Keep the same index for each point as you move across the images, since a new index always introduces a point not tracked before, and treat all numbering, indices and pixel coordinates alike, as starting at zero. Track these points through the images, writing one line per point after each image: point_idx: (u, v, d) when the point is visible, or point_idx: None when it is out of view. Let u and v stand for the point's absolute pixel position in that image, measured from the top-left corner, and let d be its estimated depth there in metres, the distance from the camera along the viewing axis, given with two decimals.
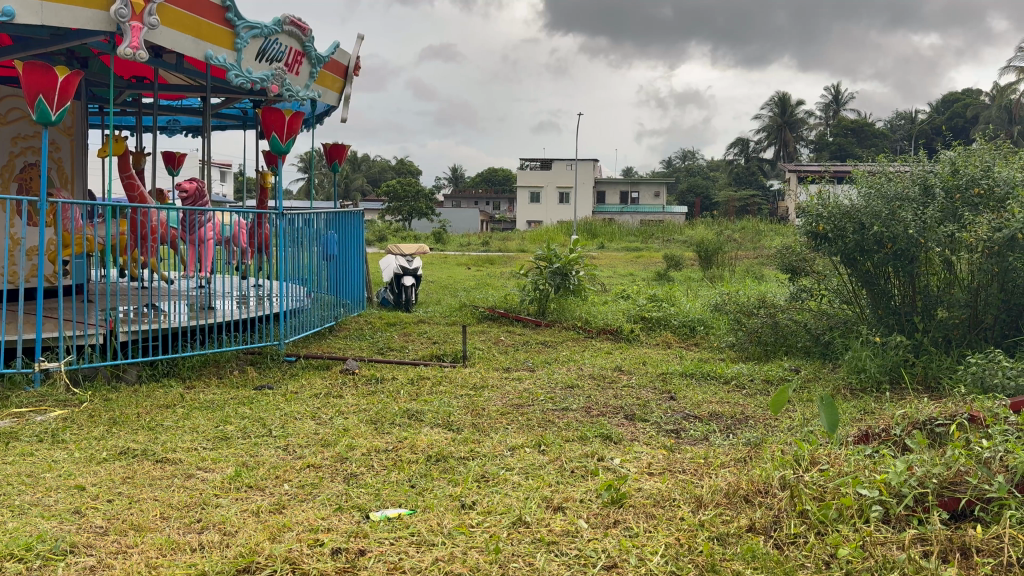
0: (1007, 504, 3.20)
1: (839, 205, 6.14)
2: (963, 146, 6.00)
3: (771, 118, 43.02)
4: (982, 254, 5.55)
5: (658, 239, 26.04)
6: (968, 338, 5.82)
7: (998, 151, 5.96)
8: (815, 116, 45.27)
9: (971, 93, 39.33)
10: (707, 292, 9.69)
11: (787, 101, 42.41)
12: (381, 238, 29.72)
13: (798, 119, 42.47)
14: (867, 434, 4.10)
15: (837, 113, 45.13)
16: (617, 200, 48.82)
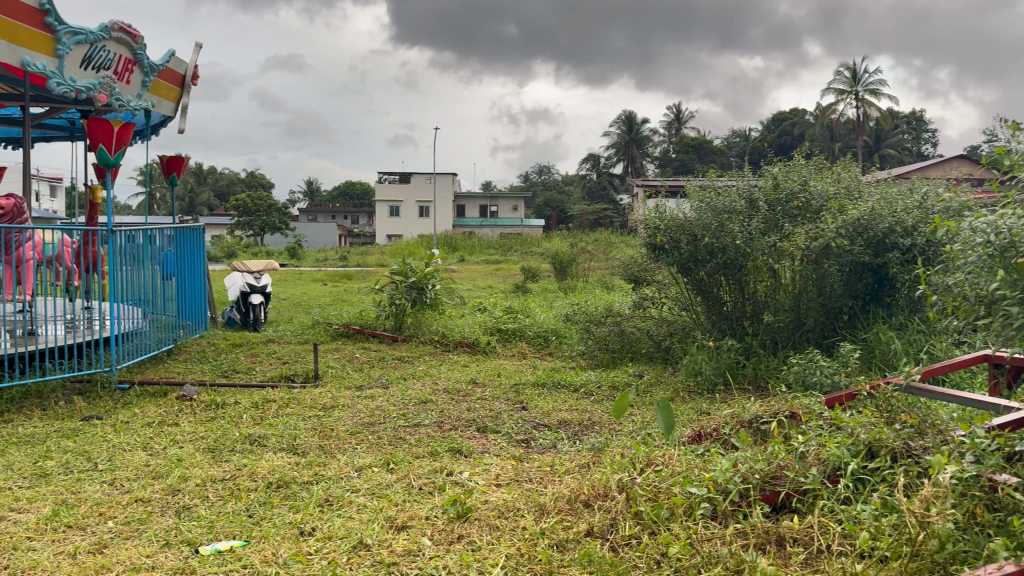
0: (820, 494, 3.44)
1: (675, 218, 6.41)
2: (783, 162, 6.44)
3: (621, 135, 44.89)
4: (802, 261, 5.99)
5: (516, 252, 26.49)
6: (792, 340, 6.23)
7: (814, 166, 6.45)
8: (663, 133, 47.67)
9: (798, 112, 42.61)
10: (562, 303, 9.97)
11: (634, 118, 44.43)
12: (232, 255, 28.46)
13: (646, 136, 44.60)
14: (700, 434, 4.30)
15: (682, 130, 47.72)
16: (480, 214, 49.33)
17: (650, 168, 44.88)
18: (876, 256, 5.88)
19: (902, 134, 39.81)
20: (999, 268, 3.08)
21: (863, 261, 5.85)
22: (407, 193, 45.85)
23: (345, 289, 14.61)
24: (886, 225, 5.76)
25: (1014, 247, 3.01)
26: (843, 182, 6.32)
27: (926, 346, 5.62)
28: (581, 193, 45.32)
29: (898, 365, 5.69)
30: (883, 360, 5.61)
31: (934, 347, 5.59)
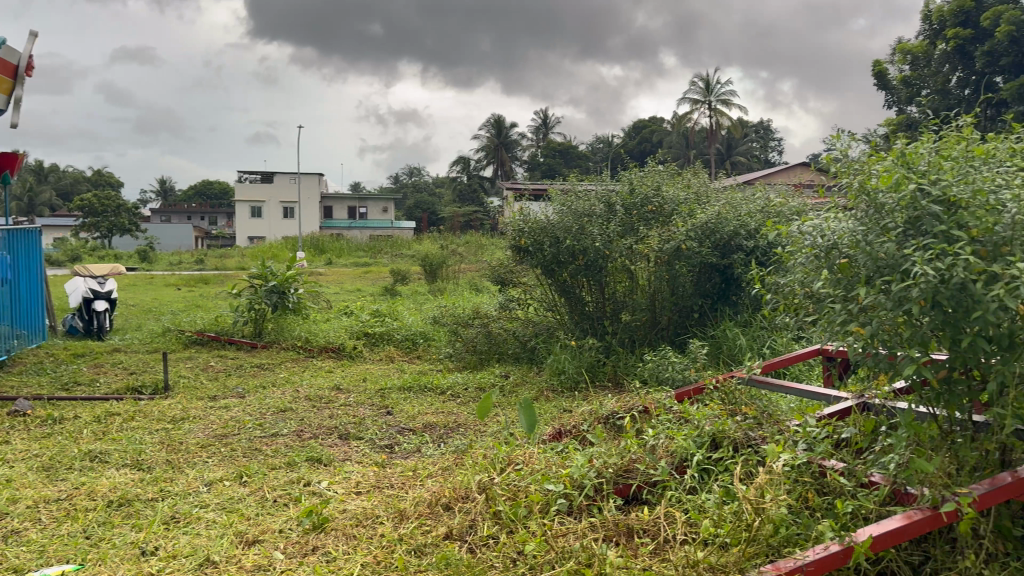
0: (668, 485, 3.55)
1: (538, 221, 6.53)
2: (638, 168, 6.68)
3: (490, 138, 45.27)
4: (656, 263, 6.26)
5: (386, 254, 26.20)
6: (649, 338, 6.47)
7: (666, 171, 6.75)
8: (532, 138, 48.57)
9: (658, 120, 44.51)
10: (429, 305, 9.95)
11: (502, 123, 45.10)
12: (73, 259, 26.52)
13: (514, 141, 45.29)
14: (559, 432, 4.37)
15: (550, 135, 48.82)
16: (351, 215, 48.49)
17: (521, 172, 45.60)
18: (723, 257, 6.31)
19: (751, 142, 42.46)
20: (824, 269, 3.31)
21: (711, 262, 6.22)
22: (273, 194, 44.43)
23: (201, 293, 13.99)
24: (730, 228, 6.14)
25: (836, 250, 3.24)
26: (693, 188, 6.61)
27: (768, 343, 6.00)
28: (451, 195, 45.41)
29: (744, 359, 6.05)
30: (729, 354, 5.95)
31: (774, 342, 5.98)
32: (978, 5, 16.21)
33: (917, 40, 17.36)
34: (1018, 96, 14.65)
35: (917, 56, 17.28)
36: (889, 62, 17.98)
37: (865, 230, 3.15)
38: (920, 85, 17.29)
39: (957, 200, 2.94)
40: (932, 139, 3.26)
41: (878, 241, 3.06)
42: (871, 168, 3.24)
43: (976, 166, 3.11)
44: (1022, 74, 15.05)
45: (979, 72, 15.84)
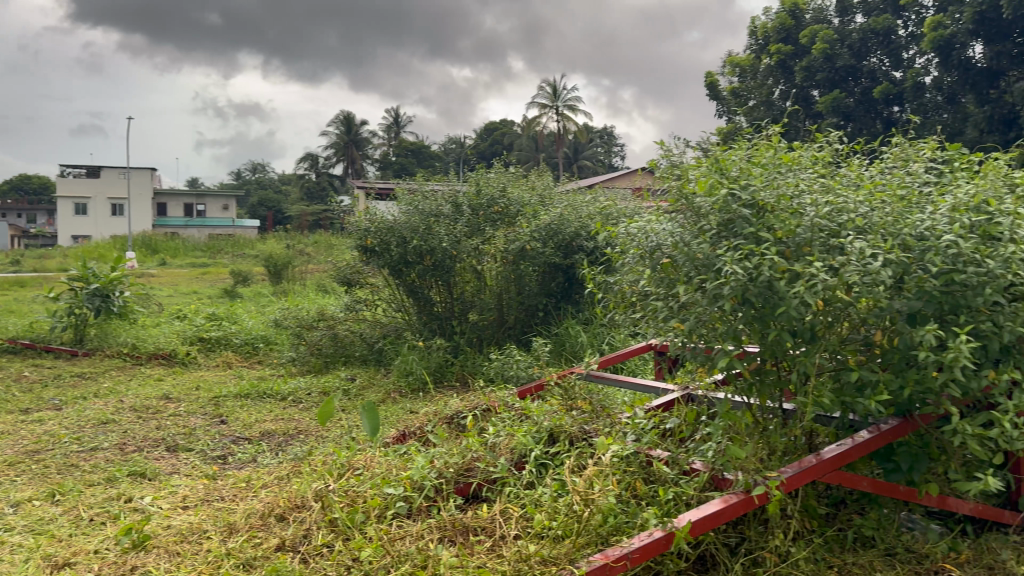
0: (507, 481, 3.55)
1: (384, 220, 6.45)
2: (485, 170, 6.76)
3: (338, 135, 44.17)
4: (501, 262, 6.39)
5: (228, 254, 25.10)
6: (496, 337, 6.59)
7: (512, 174, 6.89)
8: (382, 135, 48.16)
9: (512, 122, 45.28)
10: (270, 307, 9.62)
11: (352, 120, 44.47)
12: None
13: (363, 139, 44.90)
14: (404, 434, 4.26)
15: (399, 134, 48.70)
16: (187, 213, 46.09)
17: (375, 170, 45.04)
18: (566, 257, 6.45)
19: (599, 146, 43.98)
20: (648, 268, 3.45)
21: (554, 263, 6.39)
22: (100, 191, 41.69)
23: (11, 297, 12.83)
24: (572, 229, 6.36)
25: (660, 250, 3.36)
26: (537, 189, 6.81)
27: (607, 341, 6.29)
28: (297, 192, 43.66)
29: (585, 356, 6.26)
30: (571, 351, 6.12)
31: (613, 339, 6.24)
32: (797, 23, 17.55)
33: (745, 54, 18.56)
34: (831, 108, 16.00)
35: (745, 69, 18.47)
36: (720, 73, 19.12)
37: (683, 233, 3.30)
38: (749, 97, 18.16)
39: (765, 204, 3.12)
40: (744, 146, 3.44)
41: (695, 242, 3.22)
42: (688, 173, 3.37)
43: (782, 172, 3.28)
44: (833, 89, 16.44)
45: (797, 86, 17.11)
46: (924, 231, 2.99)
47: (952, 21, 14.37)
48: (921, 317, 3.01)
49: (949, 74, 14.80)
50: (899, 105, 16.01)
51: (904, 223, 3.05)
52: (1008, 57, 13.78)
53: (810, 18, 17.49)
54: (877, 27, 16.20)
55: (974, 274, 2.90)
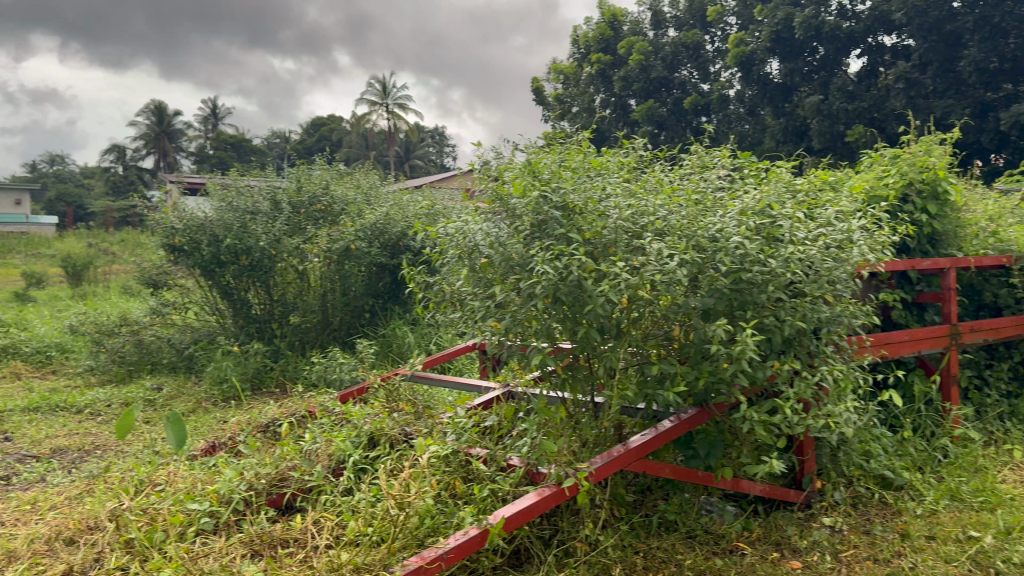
0: (323, 489, 3.42)
1: (194, 218, 6.21)
2: (306, 167, 6.65)
3: (148, 126, 41.66)
4: (325, 261, 6.39)
5: (19, 254, 22.79)
6: (320, 339, 6.51)
7: (334, 171, 6.85)
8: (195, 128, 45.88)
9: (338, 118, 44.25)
10: (65, 312, 8.91)
11: (165, 109, 42.04)
12: None
13: (176, 130, 42.56)
14: (214, 446, 4.04)
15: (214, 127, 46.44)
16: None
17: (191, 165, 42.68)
18: (393, 257, 6.67)
19: (428, 147, 43.90)
20: (466, 268, 3.39)
21: (382, 262, 6.56)
22: None
23: None
24: (397, 229, 6.57)
25: (477, 250, 3.30)
26: (361, 188, 6.86)
27: (433, 341, 6.35)
28: (105, 187, 40.50)
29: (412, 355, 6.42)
30: (399, 352, 6.27)
31: (440, 338, 6.37)
32: (615, 34, 18.38)
33: (568, 62, 19.20)
34: (646, 117, 17.00)
35: (568, 76, 19.13)
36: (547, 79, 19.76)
37: (499, 230, 3.26)
38: (571, 103, 19.09)
39: (574, 206, 3.15)
40: (555, 149, 3.42)
41: (510, 241, 3.21)
42: (503, 174, 3.36)
43: (591, 176, 3.33)
44: (648, 98, 17.41)
45: (616, 94, 17.86)
46: (715, 233, 3.09)
47: (753, 39, 15.66)
48: (714, 313, 3.16)
49: (749, 88, 16.03)
50: (706, 116, 17.19)
51: (698, 225, 3.15)
52: (800, 74, 15.14)
53: (627, 29, 18.36)
54: (687, 41, 17.30)
55: (759, 273, 3.07)
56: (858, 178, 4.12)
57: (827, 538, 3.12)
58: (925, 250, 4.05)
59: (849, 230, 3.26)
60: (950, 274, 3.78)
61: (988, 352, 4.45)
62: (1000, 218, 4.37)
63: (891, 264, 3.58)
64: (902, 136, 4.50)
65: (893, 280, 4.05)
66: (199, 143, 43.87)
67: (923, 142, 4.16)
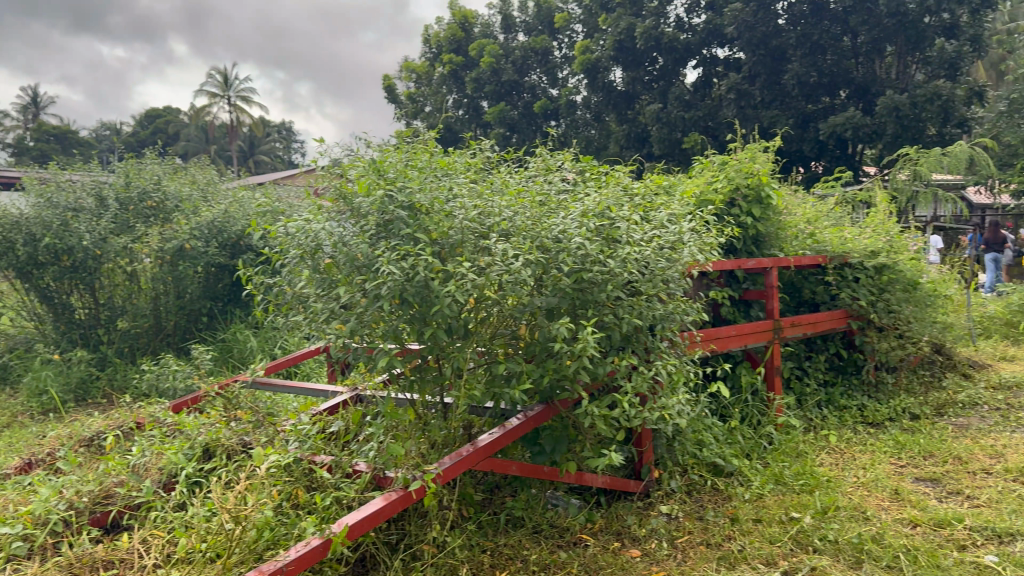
0: (153, 505, 3.22)
1: (7, 214, 5.82)
2: (134, 160, 6.42)
3: None
4: (157, 263, 6.08)
5: None
6: (152, 346, 6.20)
7: (165, 165, 6.65)
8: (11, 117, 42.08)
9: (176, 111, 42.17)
10: None
11: None
12: None
13: None
14: (30, 463, 3.73)
15: (36, 116, 42.94)
16: None
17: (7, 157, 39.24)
18: (232, 257, 6.53)
19: (276, 143, 42.55)
20: (308, 269, 3.21)
21: (221, 263, 6.43)
22: None
23: None
24: (238, 228, 6.48)
25: (320, 250, 3.13)
26: (197, 184, 6.77)
27: (278, 346, 6.21)
28: None
29: (255, 359, 6.32)
30: (240, 357, 6.19)
31: (285, 343, 6.31)
32: (466, 35, 18.55)
33: (420, 61, 19.17)
34: (499, 120, 17.29)
35: (420, 75, 19.14)
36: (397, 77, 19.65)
37: (344, 229, 3.11)
38: (424, 102, 19.05)
39: (420, 206, 3.08)
40: (400, 148, 3.34)
41: (355, 240, 3.07)
42: (347, 172, 3.25)
43: (439, 176, 3.29)
44: (499, 101, 17.70)
45: (469, 95, 18.12)
46: (558, 234, 3.17)
47: (598, 47, 16.34)
48: (557, 313, 3.23)
49: (595, 95, 16.63)
50: (555, 120, 17.61)
51: (542, 226, 3.20)
52: (641, 83, 15.88)
53: (478, 31, 18.54)
54: (536, 46, 17.68)
55: (599, 273, 3.18)
56: (690, 183, 4.35)
57: (664, 526, 3.27)
58: (750, 250, 4.36)
59: (680, 232, 3.45)
60: (772, 273, 4.09)
61: (808, 345, 4.82)
62: (815, 221, 4.76)
63: (719, 264, 3.81)
64: (730, 144, 4.78)
65: (722, 279, 4.33)
66: (18, 134, 40.52)
67: (748, 150, 4.43)
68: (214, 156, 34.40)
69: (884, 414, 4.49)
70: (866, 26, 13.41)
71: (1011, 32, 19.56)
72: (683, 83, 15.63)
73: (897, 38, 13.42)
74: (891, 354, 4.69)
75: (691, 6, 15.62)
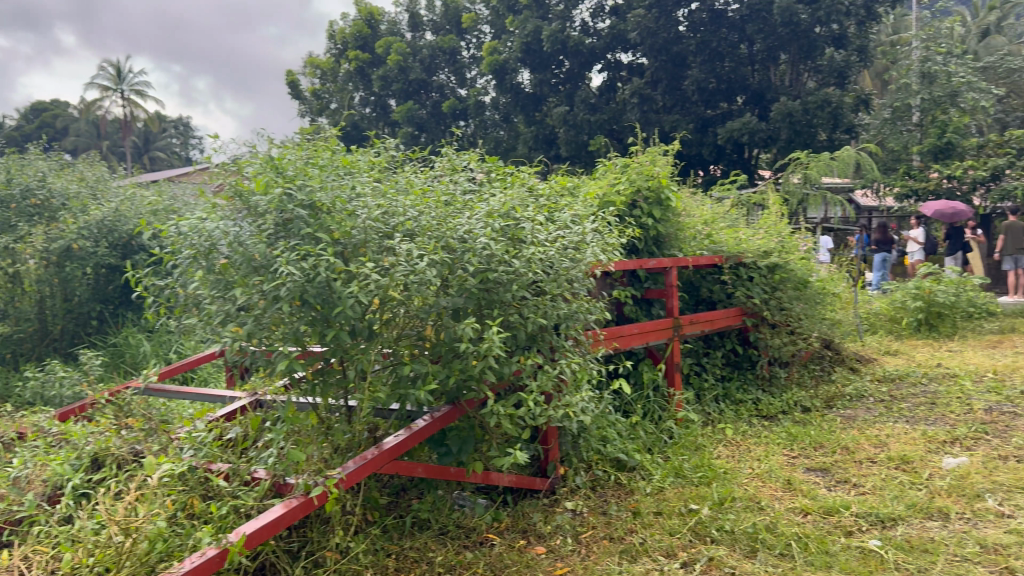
0: (35, 519, 3.04)
1: None
2: (17, 158, 6.35)
3: None
4: (43, 265, 5.95)
5: None
6: (38, 351, 6.09)
7: (52, 164, 6.58)
8: None
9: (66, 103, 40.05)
10: None
11: None
12: None
13: None
14: None
15: None
16: None
17: None
18: (123, 258, 6.29)
19: (175, 140, 41.07)
20: (201, 270, 3.11)
21: (111, 264, 6.19)
22: None
23: None
24: (129, 227, 6.24)
25: (215, 250, 3.05)
26: (87, 181, 6.61)
27: (173, 350, 6.00)
28: None
29: (149, 364, 6.10)
30: (132, 363, 5.94)
31: (181, 346, 6.10)
32: (373, 32, 18.30)
33: (325, 57, 18.87)
34: (407, 119, 17.24)
35: (325, 71, 18.83)
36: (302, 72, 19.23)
37: (240, 228, 3.01)
38: (330, 99, 18.68)
39: (321, 205, 2.99)
40: (301, 146, 3.24)
41: (252, 240, 2.97)
42: (243, 169, 3.14)
43: (341, 175, 3.21)
44: (407, 99, 17.60)
45: (376, 93, 18.02)
46: (463, 235, 3.16)
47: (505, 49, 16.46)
48: (463, 313, 3.23)
49: (503, 96, 16.62)
50: (463, 120, 17.63)
51: (447, 226, 3.19)
52: (547, 85, 16.00)
53: (384, 29, 18.39)
54: (443, 46, 17.66)
55: (504, 273, 3.20)
56: (593, 184, 4.42)
57: (568, 522, 3.32)
58: (651, 251, 4.47)
59: (583, 232, 3.52)
60: (672, 273, 4.21)
61: (706, 342, 4.97)
62: (713, 222, 4.92)
63: (621, 264, 3.89)
64: (632, 147, 4.88)
65: (625, 279, 4.43)
66: None
67: (649, 153, 4.53)
68: (107, 153, 32.96)
69: (777, 407, 4.69)
70: (762, 34, 13.96)
71: (893, 44, 20.75)
72: (589, 86, 15.89)
73: (791, 47, 14.05)
74: (784, 349, 4.87)
75: (597, 11, 15.91)
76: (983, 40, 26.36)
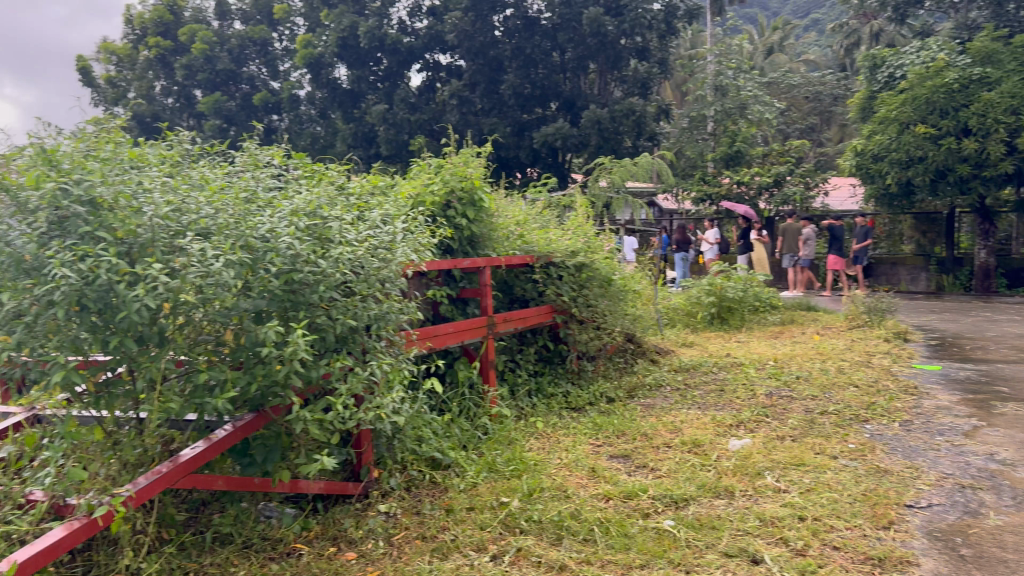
0: None
1: None
2: None
3: None
4: None
5: None
6: None
7: None
8: None
9: None
10: None
11: None
12: None
13: None
14: None
15: None
16: None
17: None
18: None
19: None
20: None
21: None
22: None
23: None
24: None
25: None
26: None
27: None
28: None
29: None
30: None
31: None
32: (175, 19, 17.27)
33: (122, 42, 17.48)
34: (213, 110, 16.38)
35: (121, 58, 17.42)
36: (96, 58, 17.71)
37: (8, 226, 2.72)
38: (126, 87, 17.34)
39: (102, 201, 2.79)
40: (82, 137, 2.98)
41: (21, 240, 2.71)
42: (9, 162, 2.80)
43: (127, 169, 2.99)
44: (214, 90, 16.76)
45: (179, 83, 17.06)
46: (265, 234, 3.04)
47: (320, 42, 15.91)
48: (266, 315, 3.12)
49: (320, 91, 16.25)
50: (275, 114, 17.15)
51: (247, 224, 3.06)
52: (366, 82, 15.83)
53: (188, 16, 17.42)
54: (254, 36, 16.98)
55: (310, 273, 3.12)
56: (407, 184, 4.40)
57: (380, 525, 3.29)
58: (465, 251, 4.52)
59: (393, 232, 3.50)
60: (486, 272, 4.29)
61: (520, 339, 5.10)
62: (526, 223, 5.06)
63: (434, 264, 3.91)
64: (446, 148, 4.91)
65: (440, 279, 4.45)
66: None
67: (462, 154, 4.59)
68: None
69: (585, 399, 4.91)
70: (572, 43, 14.61)
71: (691, 57, 22.33)
72: (408, 85, 15.90)
73: (598, 56, 14.80)
74: (591, 344, 5.09)
75: (414, 11, 15.93)
76: (769, 58, 29.02)
